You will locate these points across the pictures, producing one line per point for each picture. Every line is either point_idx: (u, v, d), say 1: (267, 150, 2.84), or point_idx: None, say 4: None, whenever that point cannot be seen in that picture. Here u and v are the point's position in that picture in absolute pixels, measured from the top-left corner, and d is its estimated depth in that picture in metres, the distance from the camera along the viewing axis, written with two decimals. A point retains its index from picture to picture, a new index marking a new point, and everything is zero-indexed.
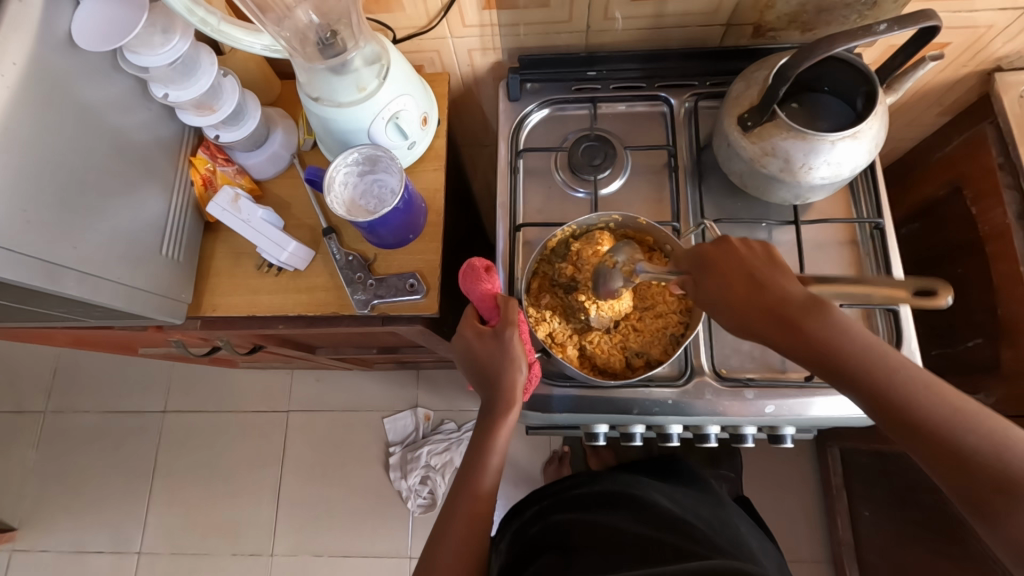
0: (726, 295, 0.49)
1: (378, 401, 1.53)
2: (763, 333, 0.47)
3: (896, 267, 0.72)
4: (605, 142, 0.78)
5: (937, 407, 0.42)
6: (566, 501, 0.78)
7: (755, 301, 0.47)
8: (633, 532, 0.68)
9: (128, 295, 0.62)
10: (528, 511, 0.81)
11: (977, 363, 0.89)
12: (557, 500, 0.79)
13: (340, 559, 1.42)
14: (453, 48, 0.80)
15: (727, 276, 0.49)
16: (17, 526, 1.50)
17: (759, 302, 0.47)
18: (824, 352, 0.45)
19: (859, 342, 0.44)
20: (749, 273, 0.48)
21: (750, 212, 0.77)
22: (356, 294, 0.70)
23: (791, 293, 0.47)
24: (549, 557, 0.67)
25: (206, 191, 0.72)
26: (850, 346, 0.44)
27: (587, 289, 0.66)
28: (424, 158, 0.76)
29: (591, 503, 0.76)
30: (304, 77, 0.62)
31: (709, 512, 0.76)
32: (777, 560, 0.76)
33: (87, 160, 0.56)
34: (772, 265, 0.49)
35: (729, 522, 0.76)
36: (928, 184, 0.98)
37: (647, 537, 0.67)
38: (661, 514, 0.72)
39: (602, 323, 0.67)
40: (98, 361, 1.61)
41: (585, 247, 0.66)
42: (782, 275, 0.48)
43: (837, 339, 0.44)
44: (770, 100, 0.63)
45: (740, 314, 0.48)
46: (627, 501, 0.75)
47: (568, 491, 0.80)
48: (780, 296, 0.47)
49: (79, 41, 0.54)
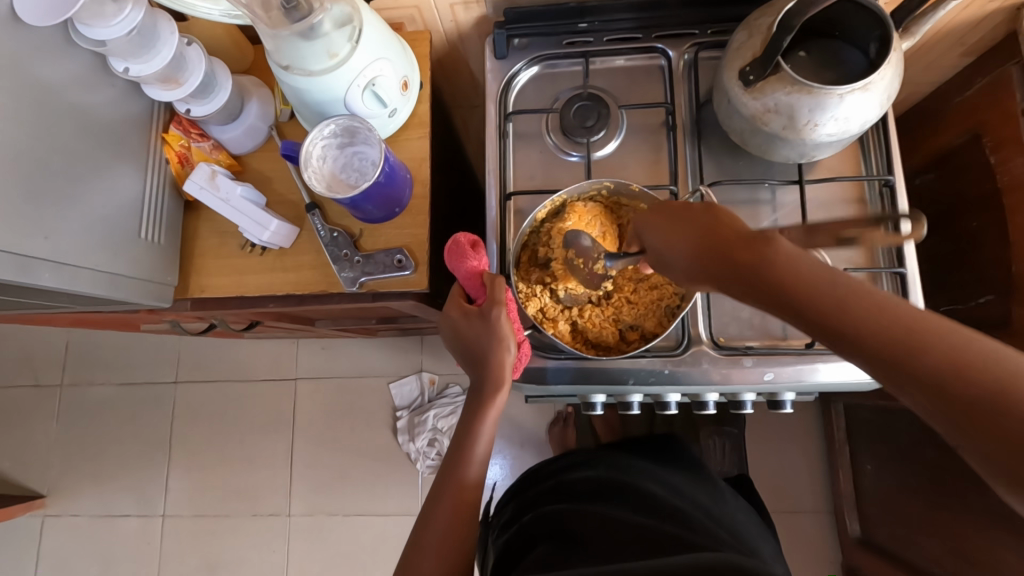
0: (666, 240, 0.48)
1: (383, 367, 1.54)
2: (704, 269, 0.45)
3: (906, 227, 0.69)
4: (598, 101, 0.74)
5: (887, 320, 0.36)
6: (562, 485, 0.79)
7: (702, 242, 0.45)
8: (629, 521, 0.69)
9: (110, 283, 0.61)
10: (526, 495, 0.82)
11: (987, 320, 0.86)
12: (555, 484, 0.80)
13: (354, 518, 1.47)
14: (433, 3, 0.74)
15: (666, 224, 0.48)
16: (46, 493, 1.57)
17: (712, 247, 0.44)
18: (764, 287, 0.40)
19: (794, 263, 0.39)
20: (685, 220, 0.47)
21: (752, 173, 0.74)
22: (343, 272, 0.68)
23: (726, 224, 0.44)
24: (545, 542, 0.67)
25: (183, 168, 0.69)
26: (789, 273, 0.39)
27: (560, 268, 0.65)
28: (407, 125, 0.72)
29: (588, 489, 0.77)
30: (270, 44, 0.58)
31: (704, 499, 0.76)
32: (773, 547, 0.76)
33: (50, 145, 0.54)
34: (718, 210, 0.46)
35: (727, 509, 0.76)
36: (946, 132, 0.92)
37: (644, 527, 0.67)
38: (656, 504, 0.73)
39: (579, 299, 0.66)
40: (105, 336, 1.62)
41: (551, 224, 0.66)
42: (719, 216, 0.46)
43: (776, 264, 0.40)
44: (773, 51, 0.58)
45: (692, 260, 0.45)
46: (623, 488, 0.76)
47: (565, 475, 0.81)
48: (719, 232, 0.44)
49: (25, 17, 0.51)
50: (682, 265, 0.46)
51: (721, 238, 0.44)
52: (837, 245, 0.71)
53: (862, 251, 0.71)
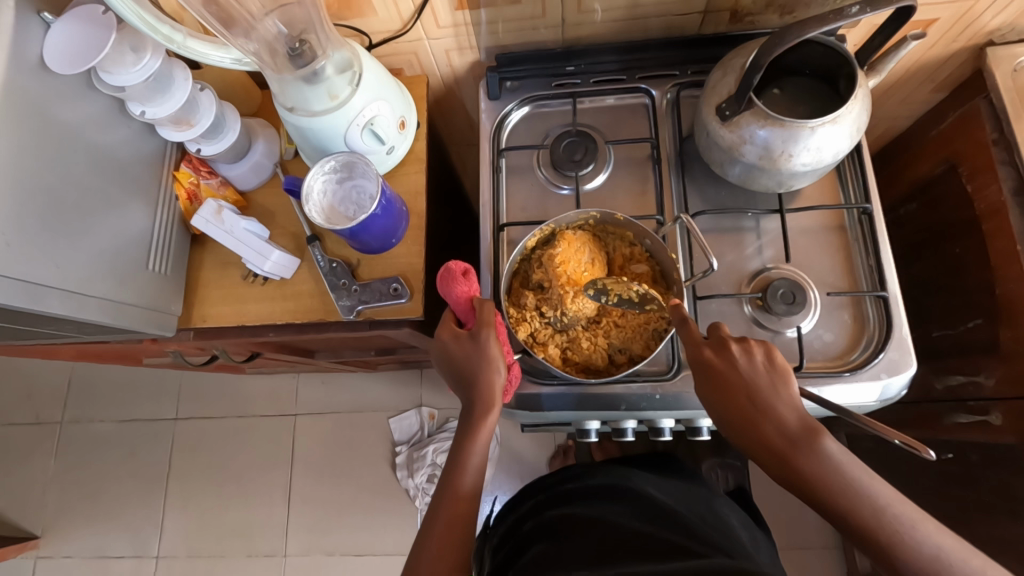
0: (716, 402, 0.56)
1: (382, 401, 1.54)
2: (748, 439, 0.54)
3: (885, 251, 0.71)
4: (585, 137, 0.78)
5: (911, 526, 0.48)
6: (559, 495, 0.79)
7: (753, 425, 0.54)
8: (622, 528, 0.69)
9: (115, 311, 0.63)
10: (523, 508, 0.82)
11: (976, 344, 0.87)
12: (551, 495, 0.80)
13: (352, 558, 1.44)
14: (431, 49, 0.80)
15: (720, 387, 0.56)
16: (41, 533, 1.54)
17: (761, 433, 0.53)
18: (801, 486, 0.51)
19: (823, 462, 0.50)
20: (740, 389, 0.55)
21: (735, 202, 0.77)
22: (341, 300, 0.71)
23: (776, 409, 0.53)
24: (541, 552, 0.68)
25: (191, 204, 0.72)
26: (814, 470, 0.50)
27: (548, 297, 0.65)
28: (404, 161, 0.76)
29: (583, 496, 0.77)
30: (277, 87, 0.63)
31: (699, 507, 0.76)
32: (770, 553, 0.76)
33: (67, 181, 0.58)
34: (769, 396, 0.54)
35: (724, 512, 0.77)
36: (924, 162, 0.96)
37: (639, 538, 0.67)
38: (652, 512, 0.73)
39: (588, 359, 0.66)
40: (108, 373, 1.64)
41: (541, 250, 0.67)
42: (773, 392, 0.54)
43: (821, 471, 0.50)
44: (745, 89, 0.62)
45: (730, 422, 0.55)
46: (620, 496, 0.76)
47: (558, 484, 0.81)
48: (764, 416, 0.53)
49: (51, 65, 0.55)
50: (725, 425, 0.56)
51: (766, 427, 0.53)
52: (819, 270, 0.73)
53: (845, 276, 0.73)
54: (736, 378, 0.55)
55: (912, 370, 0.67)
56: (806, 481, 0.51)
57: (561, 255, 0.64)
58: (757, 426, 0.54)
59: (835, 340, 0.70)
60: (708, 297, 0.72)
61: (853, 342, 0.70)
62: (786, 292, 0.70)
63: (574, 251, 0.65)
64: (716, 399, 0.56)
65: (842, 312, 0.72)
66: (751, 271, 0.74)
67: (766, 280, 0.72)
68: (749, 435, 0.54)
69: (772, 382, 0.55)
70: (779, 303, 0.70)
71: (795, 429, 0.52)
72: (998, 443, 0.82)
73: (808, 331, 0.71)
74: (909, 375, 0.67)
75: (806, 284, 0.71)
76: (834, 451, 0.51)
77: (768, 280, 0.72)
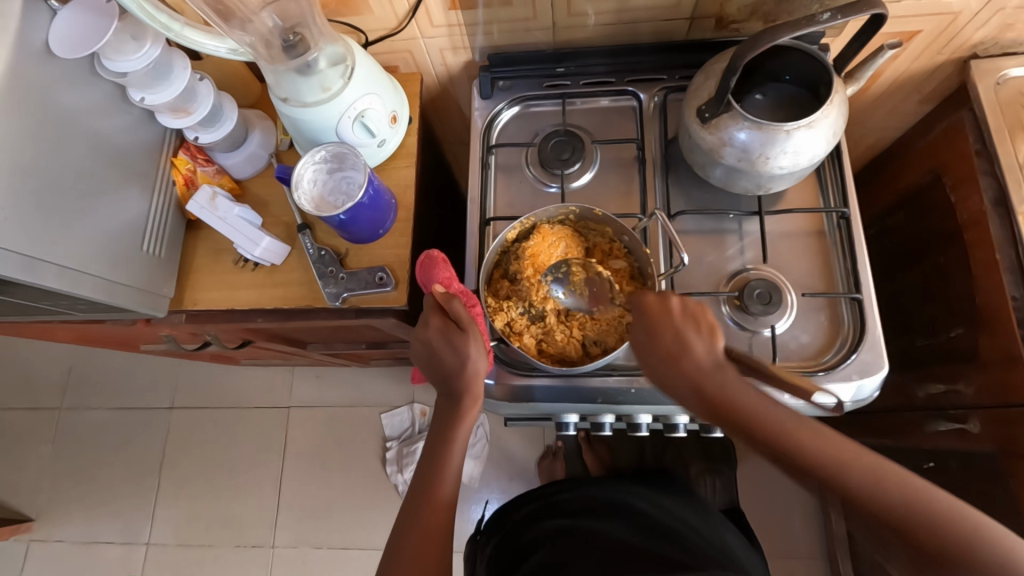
0: (648, 347, 0.59)
1: (375, 396, 1.56)
2: (677, 385, 0.57)
3: (862, 256, 0.72)
4: (573, 137, 0.80)
5: (882, 488, 0.48)
6: (559, 506, 0.85)
7: (687, 373, 0.56)
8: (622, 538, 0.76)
9: (107, 289, 0.65)
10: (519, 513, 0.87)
11: (957, 352, 0.87)
12: (551, 505, 0.86)
13: (339, 551, 1.45)
14: (425, 48, 0.82)
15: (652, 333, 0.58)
16: (34, 517, 1.56)
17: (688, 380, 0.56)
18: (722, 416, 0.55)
19: (746, 399, 0.54)
20: (668, 332, 0.58)
21: (717, 204, 0.79)
22: (328, 287, 0.73)
23: (700, 351, 0.57)
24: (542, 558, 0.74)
25: (187, 190, 0.75)
26: (737, 405, 0.54)
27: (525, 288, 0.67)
28: (395, 155, 0.78)
29: (579, 510, 0.83)
30: (272, 79, 0.65)
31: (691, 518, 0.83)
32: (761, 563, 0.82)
33: (65, 162, 0.60)
34: (689, 341, 0.57)
35: (717, 532, 0.81)
36: (911, 172, 0.98)
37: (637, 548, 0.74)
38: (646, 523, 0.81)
39: (563, 348, 0.67)
40: (108, 361, 1.67)
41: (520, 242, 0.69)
42: (697, 332, 0.57)
43: (774, 421, 0.53)
44: (723, 92, 0.64)
45: (663, 369, 0.58)
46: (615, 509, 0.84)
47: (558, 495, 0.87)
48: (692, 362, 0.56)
49: (55, 49, 0.58)
50: (663, 372, 0.58)
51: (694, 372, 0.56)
52: (797, 272, 0.75)
53: (822, 279, 0.74)
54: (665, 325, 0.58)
55: (884, 372, 0.68)
56: (733, 417, 0.54)
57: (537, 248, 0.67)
58: (688, 374, 0.56)
59: (810, 344, 0.71)
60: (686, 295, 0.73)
61: (828, 344, 0.71)
62: (762, 292, 0.72)
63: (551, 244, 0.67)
64: (647, 345, 0.59)
65: (819, 314, 0.73)
66: (730, 272, 0.75)
67: (744, 280, 0.74)
68: (678, 379, 0.57)
69: (698, 322, 0.58)
70: (755, 303, 0.71)
71: (710, 368, 0.56)
72: (975, 451, 0.82)
73: (783, 331, 0.72)
74: (882, 377, 0.68)
75: (783, 286, 0.73)
76: (738, 380, 0.55)
77: (746, 280, 0.73)
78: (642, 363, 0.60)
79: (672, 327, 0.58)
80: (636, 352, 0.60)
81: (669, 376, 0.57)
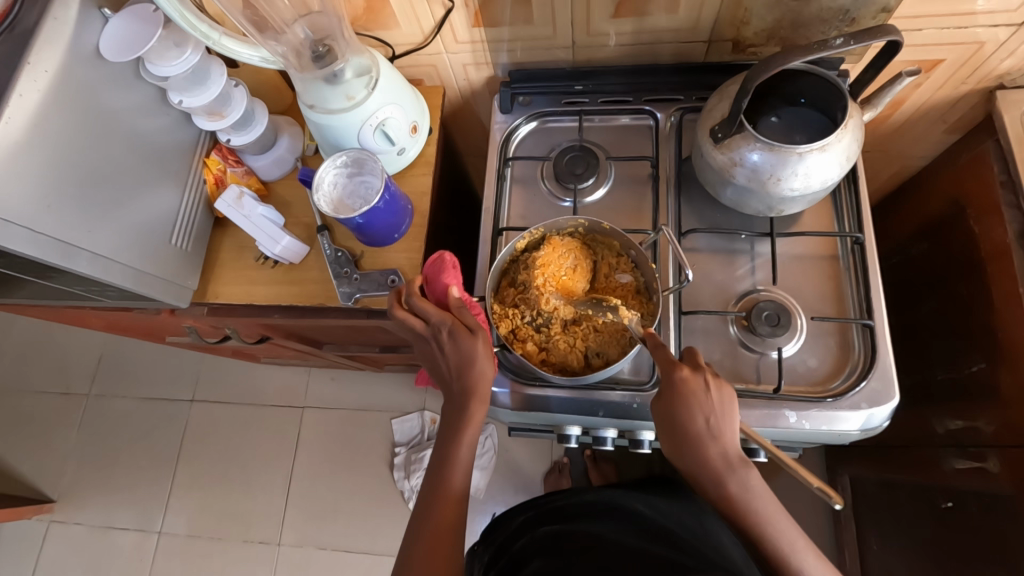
0: (670, 420, 0.59)
1: (387, 402, 1.58)
2: (691, 464, 0.60)
3: (875, 282, 0.71)
4: (587, 152, 0.81)
5: None
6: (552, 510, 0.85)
7: (705, 458, 0.59)
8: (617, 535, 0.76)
9: (134, 277, 0.69)
10: (511, 525, 0.86)
11: (978, 387, 0.85)
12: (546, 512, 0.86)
13: (343, 553, 1.46)
14: (449, 63, 0.86)
15: (681, 410, 0.59)
16: (56, 498, 1.62)
17: (703, 465, 0.59)
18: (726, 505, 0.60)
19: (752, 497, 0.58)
20: (697, 412, 0.58)
21: (729, 223, 0.79)
22: (341, 287, 0.75)
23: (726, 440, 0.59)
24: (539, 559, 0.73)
25: (218, 189, 0.79)
26: (743, 505, 0.59)
27: (530, 295, 0.68)
28: (414, 163, 0.81)
29: (574, 513, 0.84)
30: (300, 86, 0.69)
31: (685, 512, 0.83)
32: None
33: (106, 157, 0.64)
34: (719, 427, 0.58)
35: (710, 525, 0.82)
36: (936, 201, 0.96)
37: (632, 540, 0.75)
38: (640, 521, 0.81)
39: (564, 357, 0.67)
40: (136, 352, 1.74)
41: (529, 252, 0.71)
42: (725, 417, 0.58)
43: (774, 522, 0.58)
44: (735, 113, 0.64)
45: (679, 442, 0.60)
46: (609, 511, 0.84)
47: (546, 503, 0.87)
48: (715, 447, 0.59)
49: (105, 53, 0.62)
50: (680, 445, 0.60)
51: (711, 458, 0.59)
52: (808, 296, 0.74)
53: (833, 304, 0.73)
54: (696, 404, 0.58)
55: (895, 401, 0.66)
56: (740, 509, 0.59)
57: (544, 257, 0.68)
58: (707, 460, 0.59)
59: (818, 368, 0.70)
60: (694, 312, 0.73)
61: (838, 370, 0.70)
62: (771, 314, 0.71)
63: (557, 255, 0.69)
64: (670, 420, 0.59)
65: (828, 339, 0.72)
66: (739, 292, 0.75)
67: (753, 301, 0.73)
68: (695, 459, 0.60)
69: (726, 405, 0.59)
70: (764, 324, 0.70)
71: (733, 457, 0.59)
72: (994, 492, 0.79)
73: (791, 354, 0.71)
74: (893, 407, 0.67)
75: (793, 309, 0.72)
76: (757, 480, 0.59)
77: (755, 301, 0.73)
78: (659, 428, 0.61)
79: (704, 408, 0.58)
80: (656, 418, 0.61)
81: (686, 454, 0.60)
